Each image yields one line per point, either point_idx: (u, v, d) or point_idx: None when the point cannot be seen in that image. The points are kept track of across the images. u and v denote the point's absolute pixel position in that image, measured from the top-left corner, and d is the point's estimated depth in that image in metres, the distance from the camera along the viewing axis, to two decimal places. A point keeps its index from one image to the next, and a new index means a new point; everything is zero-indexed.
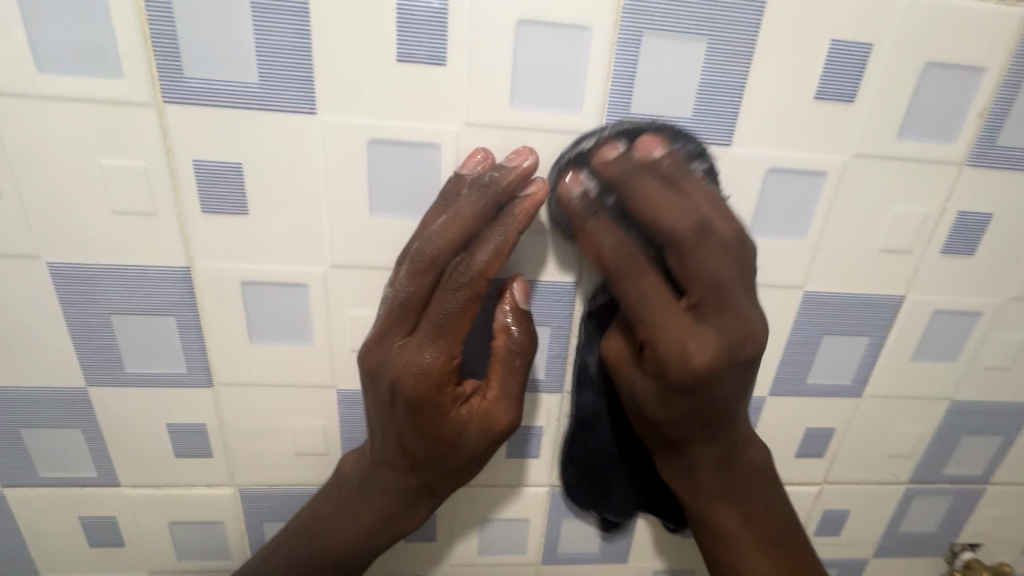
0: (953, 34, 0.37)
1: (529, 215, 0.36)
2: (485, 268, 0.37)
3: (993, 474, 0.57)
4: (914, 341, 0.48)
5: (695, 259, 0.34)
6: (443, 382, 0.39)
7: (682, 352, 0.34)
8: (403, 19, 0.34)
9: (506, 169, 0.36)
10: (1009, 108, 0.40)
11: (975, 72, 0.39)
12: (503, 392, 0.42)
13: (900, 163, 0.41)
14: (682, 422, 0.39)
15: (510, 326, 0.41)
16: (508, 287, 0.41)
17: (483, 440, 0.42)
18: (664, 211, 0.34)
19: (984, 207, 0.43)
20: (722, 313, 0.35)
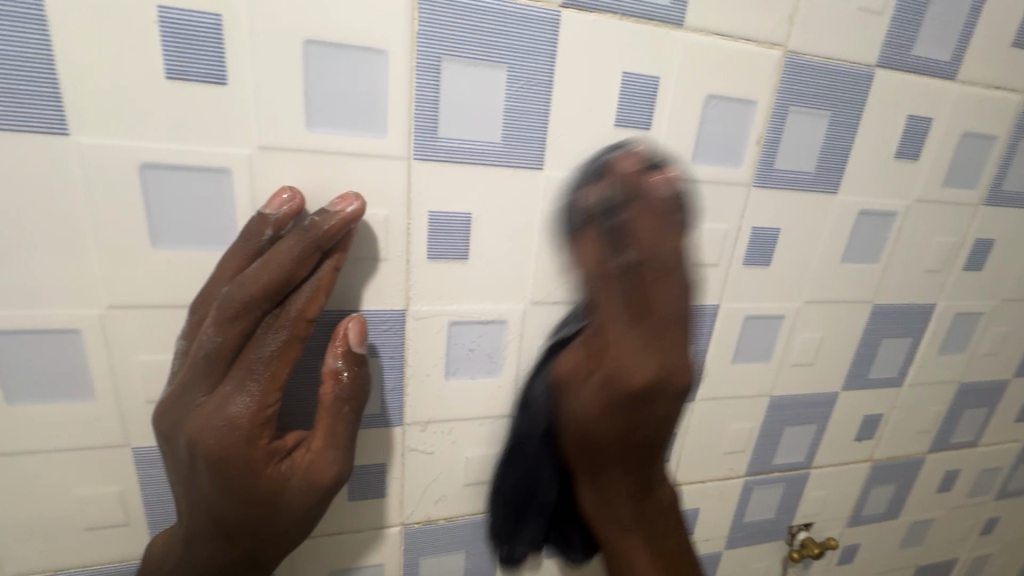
0: (726, 72, 0.42)
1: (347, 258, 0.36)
2: (304, 311, 0.35)
3: (813, 458, 0.64)
4: (732, 345, 0.53)
5: (659, 284, 0.30)
6: (255, 436, 0.34)
7: (632, 372, 0.30)
8: (170, 33, 0.31)
9: (325, 212, 0.35)
10: (780, 135, 0.45)
11: (748, 105, 0.43)
12: (331, 440, 0.39)
13: (699, 185, 0.45)
14: (615, 444, 0.35)
15: (340, 371, 0.39)
16: (342, 327, 0.39)
17: (308, 497, 0.37)
18: (648, 230, 0.29)
19: (773, 222, 0.49)
20: (660, 343, 0.30)
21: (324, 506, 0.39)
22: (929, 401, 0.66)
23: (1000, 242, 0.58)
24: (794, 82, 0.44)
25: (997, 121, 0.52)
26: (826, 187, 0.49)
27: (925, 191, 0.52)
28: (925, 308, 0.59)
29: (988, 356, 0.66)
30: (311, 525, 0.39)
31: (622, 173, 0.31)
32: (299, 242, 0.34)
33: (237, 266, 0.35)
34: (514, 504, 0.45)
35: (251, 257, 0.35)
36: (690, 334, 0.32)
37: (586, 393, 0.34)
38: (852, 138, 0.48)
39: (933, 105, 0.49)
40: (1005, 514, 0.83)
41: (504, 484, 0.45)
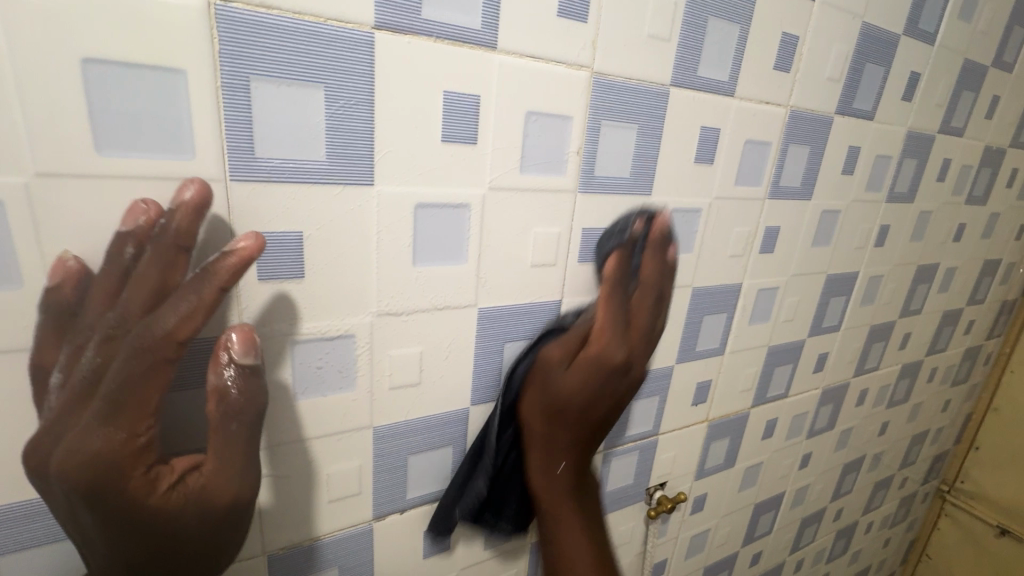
0: (541, 91, 0.46)
1: (234, 274, 0.33)
2: (176, 331, 0.32)
3: (661, 426, 0.73)
4: None
5: (659, 304, 0.50)
6: (130, 467, 0.32)
7: (617, 356, 0.47)
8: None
9: (176, 210, 0.33)
10: (597, 147, 0.51)
11: (565, 120, 0.48)
12: (224, 461, 0.36)
13: (528, 194, 0.49)
14: (575, 411, 0.49)
15: (228, 387, 0.35)
16: (224, 338, 0.35)
17: (203, 519, 0.36)
18: (653, 271, 0.49)
19: (599, 223, 0.55)
20: (644, 341, 0.50)
21: (226, 528, 0.37)
22: (748, 364, 0.79)
23: (783, 228, 0.71)
24: (603, 99, 0.50)
25: (770, 130, 0.63)
26: (642, 190, 0.56)
27: (721, 190, 0.62)
28: (733, 288, 0.70)
29: (787, 322, 0.80)
30: (216, 550, 0.37)
31: (653, 237, 0.50)
32: (160, 252, 0.33)
33: (111, 292, 0.34)
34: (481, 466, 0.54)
35: (123, 279, 0.34)
36: (651, 346, 0.51)
37: (552, 389, 0.50)
38: (658, 147, 0.55)
39: (719, 117, 0.58)
40: (816, 449, 1.01)
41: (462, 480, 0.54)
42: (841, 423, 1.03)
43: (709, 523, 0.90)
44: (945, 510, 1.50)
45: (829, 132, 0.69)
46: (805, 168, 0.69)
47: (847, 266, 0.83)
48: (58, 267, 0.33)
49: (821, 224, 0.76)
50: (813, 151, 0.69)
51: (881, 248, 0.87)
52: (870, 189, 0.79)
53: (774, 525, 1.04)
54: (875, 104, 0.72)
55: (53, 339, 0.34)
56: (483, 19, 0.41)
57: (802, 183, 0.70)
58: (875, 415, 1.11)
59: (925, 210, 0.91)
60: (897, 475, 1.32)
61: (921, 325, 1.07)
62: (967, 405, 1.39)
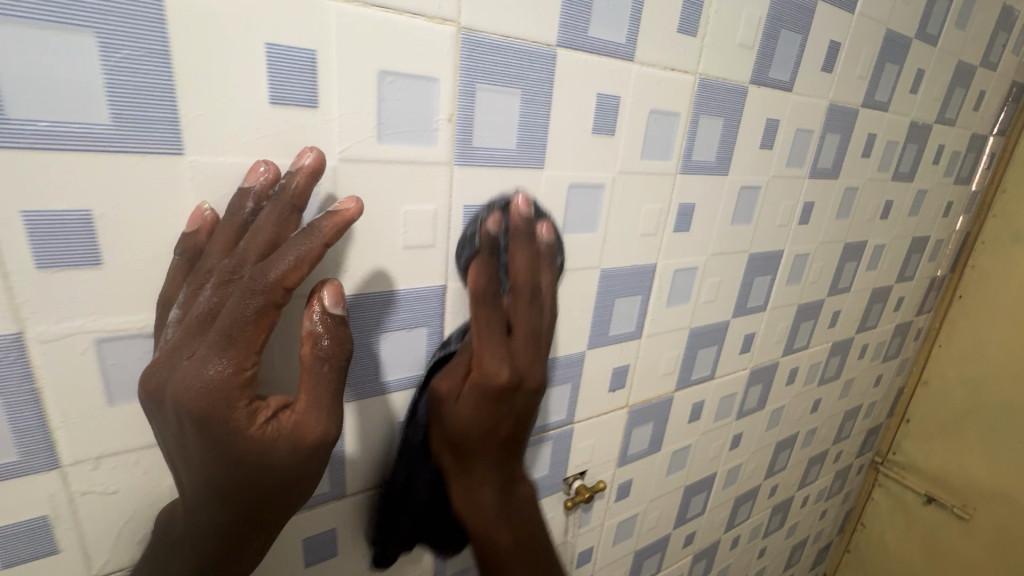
0: (396, 46, 0.40)
1: (338, 231, 0.37)
2: (282, 278, 0.35)
3: (575, 414, 0.70)
4: (464, 324, 0.55)
5: (528, 306, 0.48)
6: (234, 398, 0.35)
7: (494, 373, 0.47)
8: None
9: (296, 171, 0.38)
10: (473, 114, 0.46)
11: (430, 82, 0.43)
12: (313, 401, 0.40)
13: (391, 167, 0.44)
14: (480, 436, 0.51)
15: (317, 331, 0.40)
16: (317, 291, 0.40)
17: (295, 455, 0.38)
18: (524, 269, 0.48)
19: (484, 200, 0.50)
20: (528, 309, 0.48)
21: (313, 464, 0.40)
22: (668, 347, 0.76)
23: (699, 206, 0.68)
24: (475, 59, 0.44)
25: (678, 99, 0.59)
26: (532, 163, 0.51)
27: (626, 164, 0.58)
28: (647, 269, 0.67)
29: (708, 303, 0.77)
30: (298, 490, 0.39)
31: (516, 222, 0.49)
32: (279, 208, 0.37)
33: (230, 241, 0.37)
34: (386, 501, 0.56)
35: (239, 230, 0.38)
36: (540, 351, 0.50)
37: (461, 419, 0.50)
38: (547, 115, 0.50)
39: (618, 84, 0.54)
40: (746, 430, 1.01)
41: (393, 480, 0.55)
42: (771, 402, 1.03)
43: (637, 508, 0.88)
44: (878, 482, 1.54)
45: (744, 103, 0.66)
46: (720, 142, 0.66)
47: (770, 244, 0.81)
48: (197, 218, 0.37)
49: (740, 201, 0.73)
50: (727, 123, 0.65)
51: (805, 225, 0.85)
52: (791, 164, 0.77)
53: (706, 507, 1.04)
54: (793, 74, 0.69)
55: (180, 278, 0.38)
56: None
57: (716, 158, 0.66)
58: (806, 393, 1.12)
59: (849, 187, 0.89)
60: (831, 450, 1.35)
61: (850, 303, 1.07)
62: (898, 379, 1.42)
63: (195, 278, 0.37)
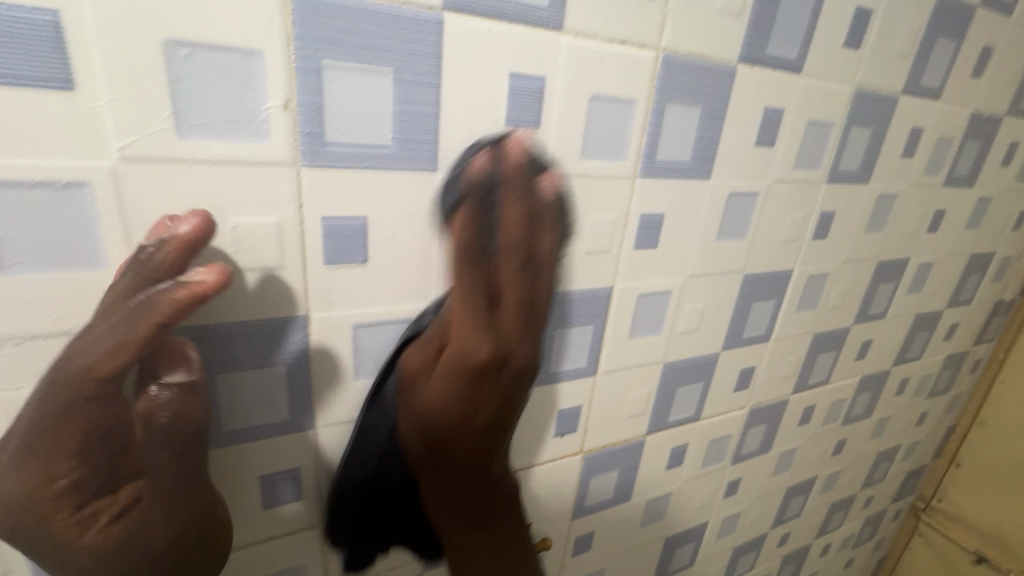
0: (188, 5, 0.30)
1: (179, 310, 0.29)
2: (98, 367, 0.30)
3: (509, 462, 0.58)
4: (345, 362, 0.44)
5: (512, 273, 0.35)
6: (51, 509, 0.31)
7: (467, 352, 0.36)
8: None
9: (165, 242, 0.32)
10: (321, 100, 0.35)
11: (249, 56, 0.32)
12: (163, 486, 0.35)
13: (205, 168, 0.34)
14: (463, 434, 0.40)
15: (157, 411, 0.34)
16: (161, 356, 0.34)
17: (146, 548, 0.34)
18: (516, 229, 0.34)
19: (352, 211, 0.39)
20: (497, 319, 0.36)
21: (175, 552, 0.36)
22: (635, 385, 0.63)
23: (670, 217, 0.55)
24: (317, 25, 0.33)
25: (632, 81, 0.46)
26: (419, 163, 0.40)
27: (560, 165, 0.46)
28: (599, 293, 0.54)
29: (687, 333, 0.64)
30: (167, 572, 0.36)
31: (502, 170, 0.34)
32: (133, 275, 0.31)
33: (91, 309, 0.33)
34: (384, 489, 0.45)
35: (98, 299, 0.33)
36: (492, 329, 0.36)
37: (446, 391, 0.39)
38: (436, 101, 0.39)
39: (541, 62, 0.41)
40: (745, 475, 0.86)
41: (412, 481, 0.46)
42: (779, 445, 0.88)
43: (603, 562, 0.76)
44: (918, 530, 1.34)
45: (731, 87, 0.51)
46: (696, 137, 0.52)
47: (774, 263, 0.66)
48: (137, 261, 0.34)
49: (729, 211, 0.59)
50: (706, 113, 0.51)
51: (822, 241, 0.70)
52: (801, 165, 0.61)
53: (696, 558, 0.90)
54: (802, 51, 0.54)
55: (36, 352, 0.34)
56: None
57: (693, 157, 0.53)
58: (827, 433, 0.95)
59: (884, 194, 0.73)
60: (859, 495, 1.17)
61: (884, 331, 0.89)
62: (948, 417, 1.22)
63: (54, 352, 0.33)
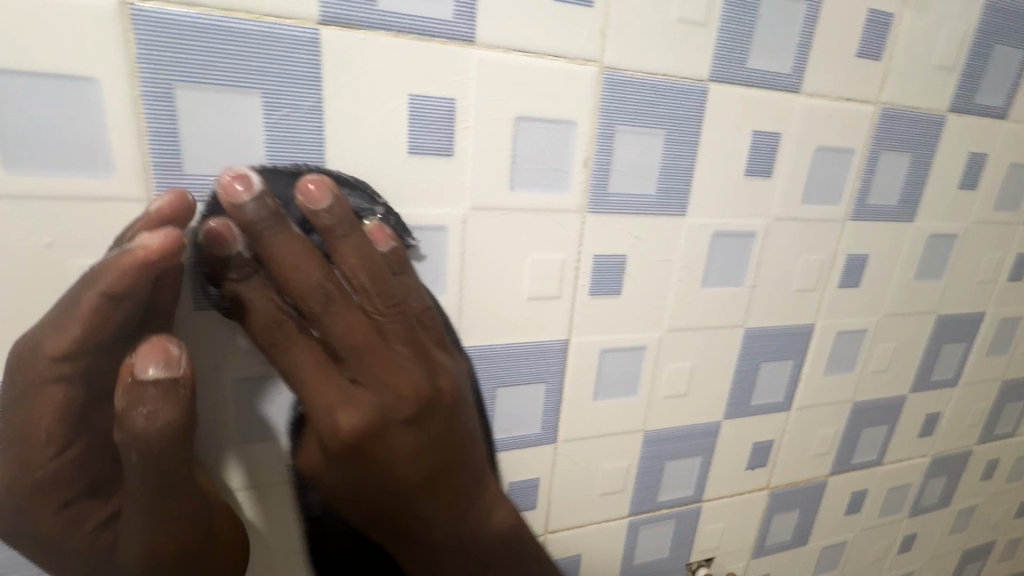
0: (534, 91, 0.38)
1: (127, 276, 0.27)
2: (58, 345, 0.29)
3: (704, 491, 0.60)
4: (590, 382, 0.49)
5: (391, 307, 0.34)
6: (37, 501, 0.31)
7: (330, 413, 0.33)
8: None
9: (143, 217, 0.30)
10: (610, 159, 0.42)
11: (567, 126, 0.40)
12: (137, 507, 0.30)
13: (521, 214, 0.41)
14: (415, 504, 0.38)
15: (124, 413, 0.28)
16: (146, 347, 0.29)
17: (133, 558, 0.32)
18: (355, 260, 0.33)
19: (616, 249, 0.45)
20: (381, 379, 0.34)
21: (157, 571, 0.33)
22: (824, 422, 0.64)
23: (874, 258, 0.56)
24: (617, 100, 0.41)
25: (852, 134, 0.50)
26: (672, 209, 0.46)
27: (783, 210, 0.50)
28: (802, 330, 0.56)
29: (878, 373, 0.64)
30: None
31: (321, 213, 0.32)
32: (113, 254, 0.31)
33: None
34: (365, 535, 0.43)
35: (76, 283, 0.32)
36: (415, 364, 0.36)
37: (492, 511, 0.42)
38: (693, 156, 0.45)
39: (779, 120, 0.46)
40: (922, 530, 0.81)
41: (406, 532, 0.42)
42: (960, 500, 0.82)
43: None
44: None
45: (939, 135, 0.54)
46: (904, 182, 0.54)
47: (967, 305, 0.65)
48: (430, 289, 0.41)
49: (929, 252, 0.59)
50: (915, 159, 0.54)
51: (1017, 283, 0.68)
52: (1000, 207, 0.61)
53: None
54: (1008, 99, 0.56)
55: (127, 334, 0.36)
56: (455, 9, 0.35)
57: (899, 200, 0.55)
58: (1010, 491, 0.87)
59: None
60: None
61: None
62: None
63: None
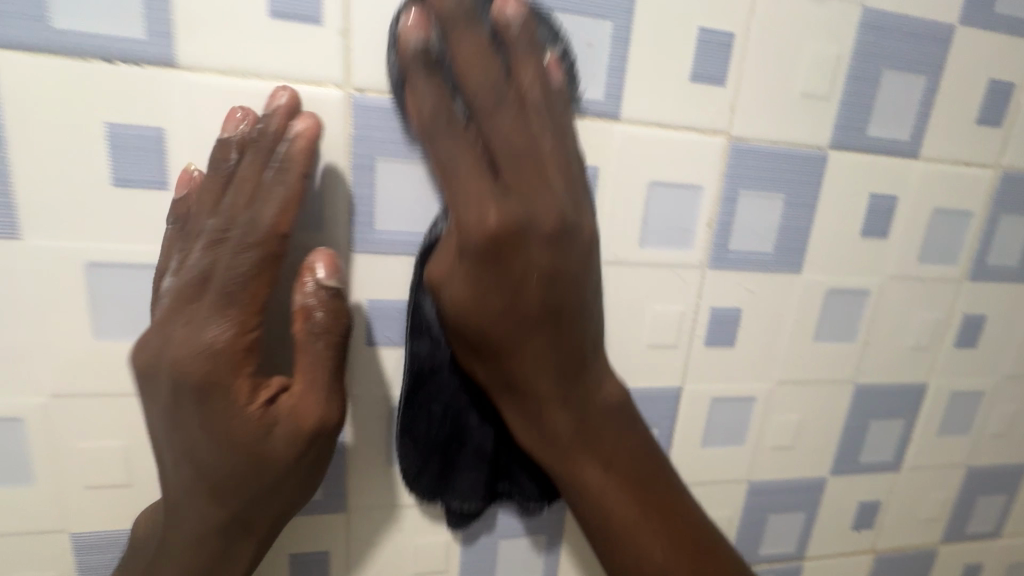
0: (667, 159, 0.42)
1: (307, 154, 0.34)
2: (278, 222, 0.33)
3: (806, 548, 0.59)
4: (699, 429, 0.51)
5: (519, 119, 0.32)
6: (234, 364, 0.33)
7: (478, 219, 0.32)
8: (77, 33, 0.32)
9: (274, 114, 0.34)
10: (732, 219, 0.45)
11: (695, 190, 0.44)
12: (329, 382, 0.35)
13: (648, 268, 0.45)
14: (518, 325, 0.34)
15: (312, 308, 0.35)
16: (309, 259, 0.35)
17: (291, 442, 0.34)
18: (477, 63, 0.31)
19: (732, 303, 0.47)
20: (523, 188, 0.32)
21: (312, 456, 0.36)
22: (936, 485, 0.61)
23: (993, 318, 0.55)
24: (742, 166, 0.44)
25: (970, 196, 0.50)
26: (789, 266, 0.48)
27: (899, 268, 0.51)
28: (915, 388, 0.56)
29: (995, 437, 0.61)
30: (304, 469, 0.36)
31: (436, 11, 0.32)
32: (258, 155, 0.33)
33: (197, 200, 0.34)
34: (442, 451, 0.42)
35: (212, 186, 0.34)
36: (553, 174, 0.33)
37: (606, 460, 0.39)
38: (811, 217, 0.47)
39: (897, 183, 0.48)
40: None
41: (427, 435, 0.41)
42: None
43: None
44: None
45: None
46: None
47: None
48: None
49: None
50: None
51: None
52: None
53: None
54: None
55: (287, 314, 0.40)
56: (605, 90, 0.40)
57: (1021, 261, 0.54)
58: None
59: None
60: None
61: None
62: None
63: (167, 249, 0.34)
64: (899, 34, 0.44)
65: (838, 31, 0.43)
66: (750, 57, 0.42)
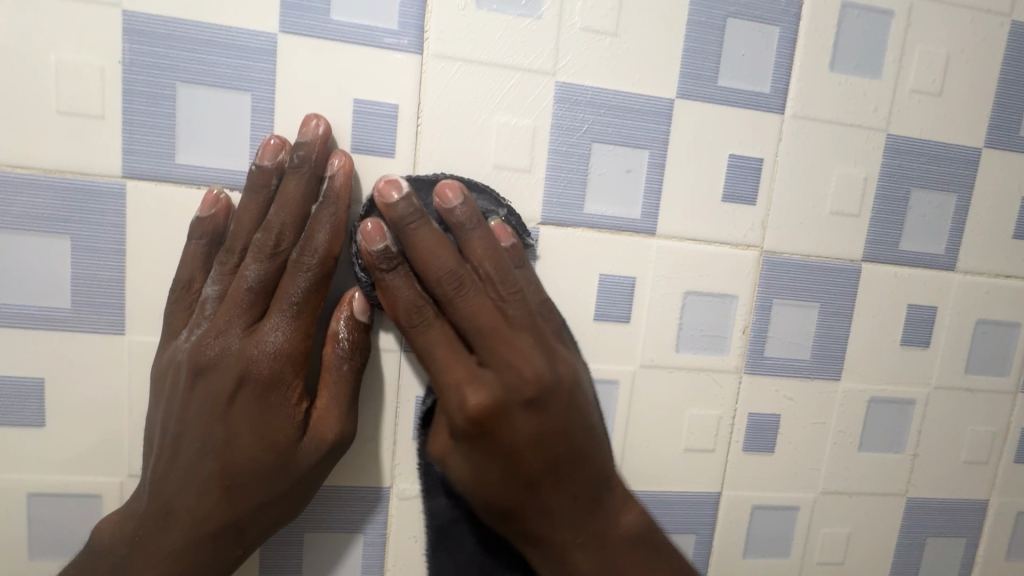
0: (701, 271, 0.45)
1: (347, 190, 0.38)
2: (329, 246, 0.37)
3: None
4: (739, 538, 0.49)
5: (501, 289, 0.38)
6: (278, 370, 0.38)
7: (459, 395, 0.37)
8: (192, 168, 0.38)
9: (313, 141, 0.37)
10: (767, 327, 0.46)
11: (729, 299, 0.45)
12: (349, 403, 0.40)
13: (684, 373, 0.46)
14: (499, 432, 0.38)
15: (341, 334, 0.39)
16: (349, 294, 0.39)
17: (312, 452, 0.39)
18: (443, 245, 0.36)
19: (770, 409, 0.48)
20: (497, 348, 0.38)
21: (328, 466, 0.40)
22: None
23: None
24: (775, 278, 0.46)
25: (1015, 309, 0.50)
26: (827, 374, 0.48)
27: (944, 379, 0.50)
28: (973, 505, 0.53)
29: None
30: (314, 481, 0.40)
31: (400, 212, 0.36)
32: (301, 179, 0.37)
33: (253, 217, 0.37)
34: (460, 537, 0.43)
35: (254, 205, 0.37)
36: (542, 328, 0.39)
37: (602, 535, 0.41)
38: (848, 327, 0.47)
39: (936, 294, 0.48)
40: None
41: (441, 523, 0.43)
42: None
43: None
44: None
45: None
46: None
47: None
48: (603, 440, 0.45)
49: None
50: None
51: None
52: None
53: None
54: None
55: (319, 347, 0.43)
56: (642, 210, 0.43)
57: None
58: None
59: None
60: None
61: None
62: None
63: (221, 254, 0.38)
64: (924, 158, 0.46)
65: (864, 156, 0.46)
66: (779, 179, 0.45)
